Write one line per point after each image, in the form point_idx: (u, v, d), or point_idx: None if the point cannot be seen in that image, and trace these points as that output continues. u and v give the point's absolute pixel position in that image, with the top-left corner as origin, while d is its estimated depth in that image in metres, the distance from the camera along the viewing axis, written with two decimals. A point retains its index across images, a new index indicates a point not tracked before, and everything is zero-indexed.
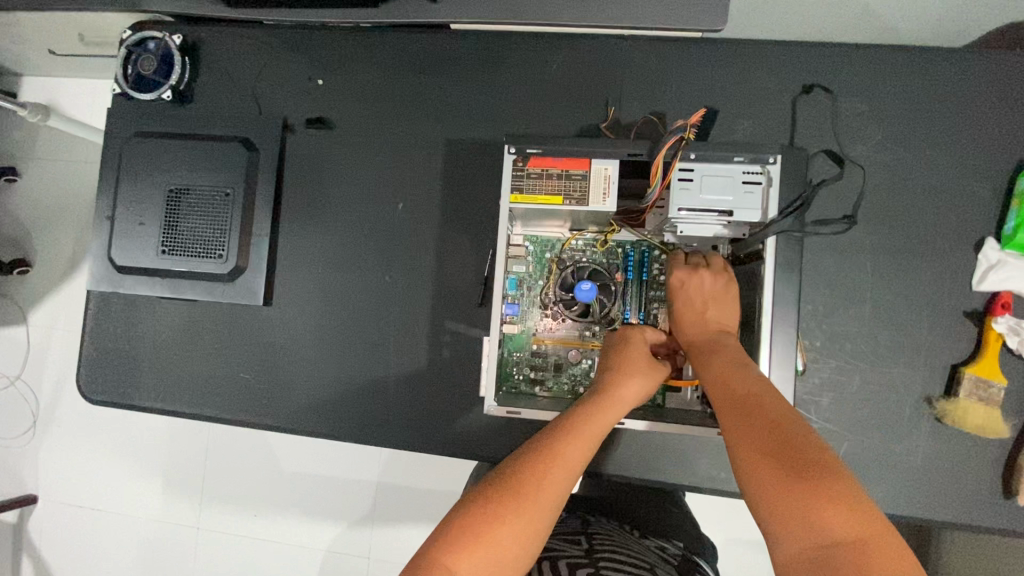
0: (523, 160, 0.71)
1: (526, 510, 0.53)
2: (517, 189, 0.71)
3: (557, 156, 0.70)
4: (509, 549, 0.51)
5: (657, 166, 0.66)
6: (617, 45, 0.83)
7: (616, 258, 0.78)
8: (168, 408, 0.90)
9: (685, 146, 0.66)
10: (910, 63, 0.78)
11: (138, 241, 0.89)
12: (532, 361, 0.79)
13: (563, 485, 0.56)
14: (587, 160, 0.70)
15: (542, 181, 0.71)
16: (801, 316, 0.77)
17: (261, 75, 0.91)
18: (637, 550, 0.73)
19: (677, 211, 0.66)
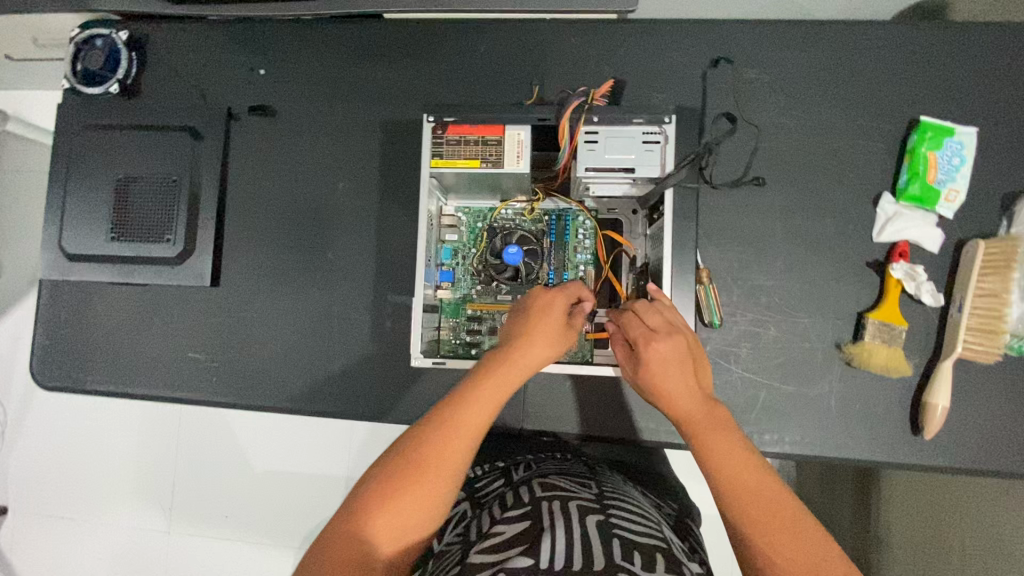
0: (442, 128, 0.79)
1: (437, 468, 0.58)
2: (437, 155, 0.78)
3: (473, 123, 0.78)
4: (420, 500, 0.57)
5: (562, 128, 0.77)
6: (540, 28, 0.88)
7: (543, 224, 0.86)
8: (122, 390, 0.92)
9: (586, 111, 0.77)
10: (808, 35, 0.84)
11: (89, 229, 0.92)
12: (468, 325, 0.85)
13: (468, 443, 0.60)
14: (500, 126, 0.78)
15: (461, 147, 0.78)
16: (718, 272, 0.82)
17: (205, 67, 0.95)
18: (643, 505, 0.79)
19: (586, 168, 0.75)
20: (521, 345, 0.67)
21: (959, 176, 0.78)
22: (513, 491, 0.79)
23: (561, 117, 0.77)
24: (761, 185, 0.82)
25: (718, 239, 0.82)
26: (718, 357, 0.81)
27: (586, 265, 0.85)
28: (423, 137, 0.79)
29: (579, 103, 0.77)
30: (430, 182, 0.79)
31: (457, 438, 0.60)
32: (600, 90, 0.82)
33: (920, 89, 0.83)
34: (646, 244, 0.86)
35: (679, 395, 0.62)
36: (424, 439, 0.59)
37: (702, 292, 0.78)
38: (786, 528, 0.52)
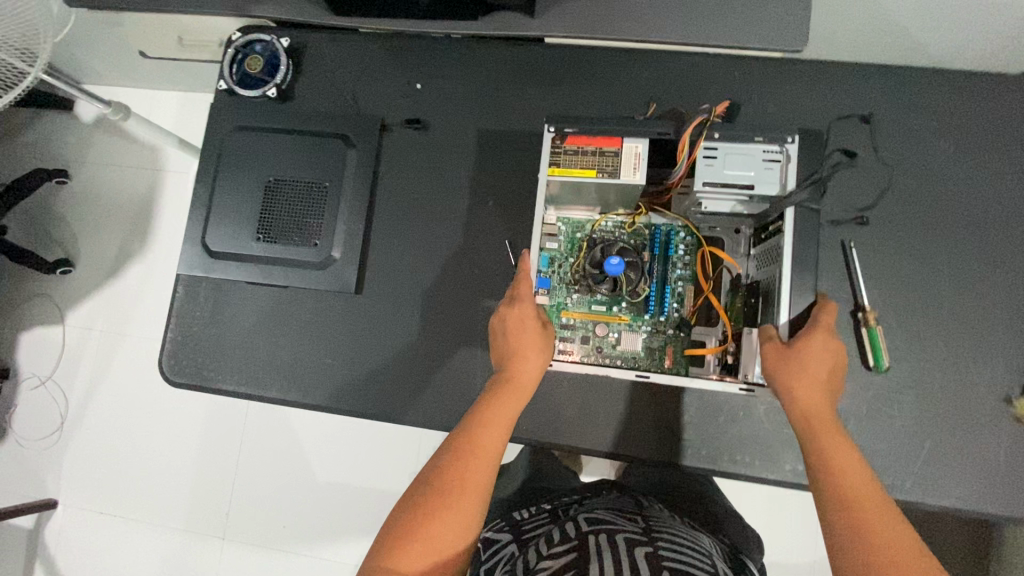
0: (561, 138, 0.72)
1: (472, 459, 0.65)
2: (554, 164, 0.72)
3: (592, 134, 0.71)
4: (468, 487, 0.63)
5: (681, 144, 0.69)
6: (703, 60, 0.89)
7: (644, 238, 0.82)
8: (251, 391, 0.91)
9: (708, 126, 0.70)
10: (977, 87, 0.84)
11: (235, 228, 0.92)
12: (561, 333, 0.83)
13: (495, 443, 0.67)
14: (619, 139, 0.71)
15: (576, 157, 0.72)
16: (883, 315, 0.80)
17: (361, 77, 0.96)
18: (693, 536, 0.80)
19: (703, 185, 0.68)
20: (517, 360, 0.73)
21: None
22: (556, 526, 0.81)
23: (681, 132, 0.70)
24: (865, 225, 0.82)
25: (883, 282, 0.81)
26: (881, 403, 0.79)
27: (687, 279, 0.81)
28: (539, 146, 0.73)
29: (702, 118, 0.70)
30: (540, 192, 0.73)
31: (480, 445, 0.66)
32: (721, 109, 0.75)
33: None
34: (750, 265, 0.80)
35: (808, 396, 0.66)
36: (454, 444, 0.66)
37: (869, 333, 0.77)
38: (878, 529, 0.56)
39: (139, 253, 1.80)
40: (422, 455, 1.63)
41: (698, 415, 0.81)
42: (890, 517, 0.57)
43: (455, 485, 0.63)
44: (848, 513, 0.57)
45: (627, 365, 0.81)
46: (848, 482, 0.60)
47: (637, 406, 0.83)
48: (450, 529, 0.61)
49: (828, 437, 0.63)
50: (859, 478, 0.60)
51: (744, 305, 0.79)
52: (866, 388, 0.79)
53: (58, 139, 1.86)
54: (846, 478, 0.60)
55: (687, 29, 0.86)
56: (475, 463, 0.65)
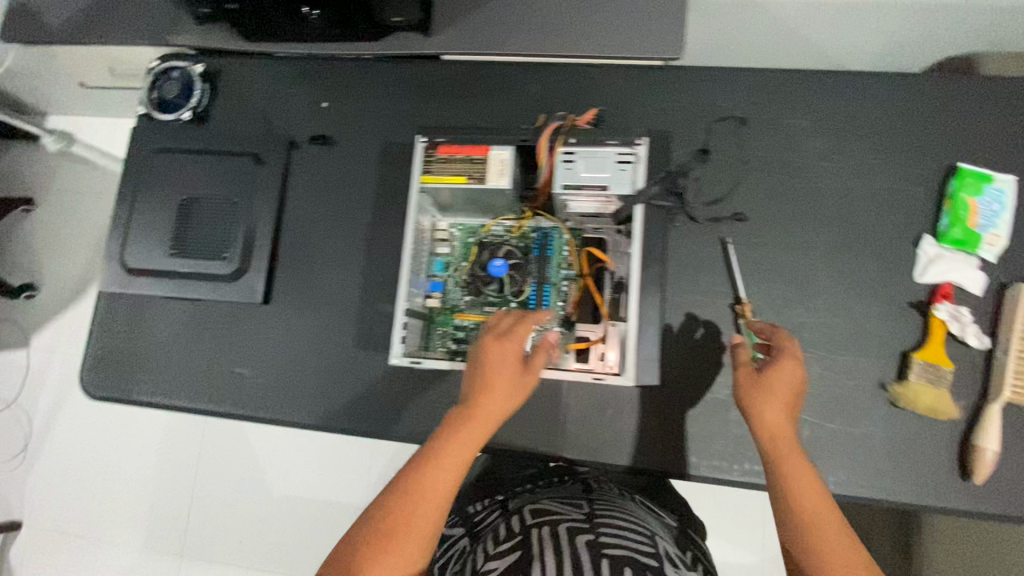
0: (433, 147, 0.77)
1: (437, 479, 0.65)
2: (426, 171, 0.76)
3: (461, 142, 0.75)
4: (429, 507, 0.64)
5: (540, 147, 0.73)
6: (589, 70, 0.93)
7: (530, 241, 0.85)
8: (166, 401, 0.94)
9: (565, 131, 0.74)
10: (847, 85, 0.88)
11: (151, 245, 0.96)
12: (455, 334, 0.87)
13: (447, 483, 0.65)
14: (485, 146, 0.75)
15: (447, 164, 0.76)
16: (761, 307, 0.83)
17: (271, 98, 1.01)
18: (637, 516, 0.83)
19: (563, 187, 0.71)
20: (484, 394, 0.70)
21: (999, 222, 0.80)
22: (505, 520, 0.83)
23: (539, 137, 0.74)
24: (742, 221, 0.85)
25: (760, 275, 0.84)
26: None
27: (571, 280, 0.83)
28: (414, 156, 0.77)
29: (557, 124, 0.74)
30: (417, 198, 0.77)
31: (430, 483, 0.65)
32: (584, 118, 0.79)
33: (957, 138, 0.86)
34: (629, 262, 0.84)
35: (776, 425, 0.66)
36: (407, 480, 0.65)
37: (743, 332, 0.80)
38: (840, 561, 0.60)
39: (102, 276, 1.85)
40: (376, 465, 1.65)
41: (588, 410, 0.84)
42: (850, 545, 0.61)
43: (401, 524, 0.63)
44: (817, 547, 0.60)
45: None
46: (817, 513, 0.62)
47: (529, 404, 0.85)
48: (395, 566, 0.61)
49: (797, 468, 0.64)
50: (821, 505, 0.63)
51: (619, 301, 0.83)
52: None
53: (24, 169, 1.93)
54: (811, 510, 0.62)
55: (569, 42, 0.91)
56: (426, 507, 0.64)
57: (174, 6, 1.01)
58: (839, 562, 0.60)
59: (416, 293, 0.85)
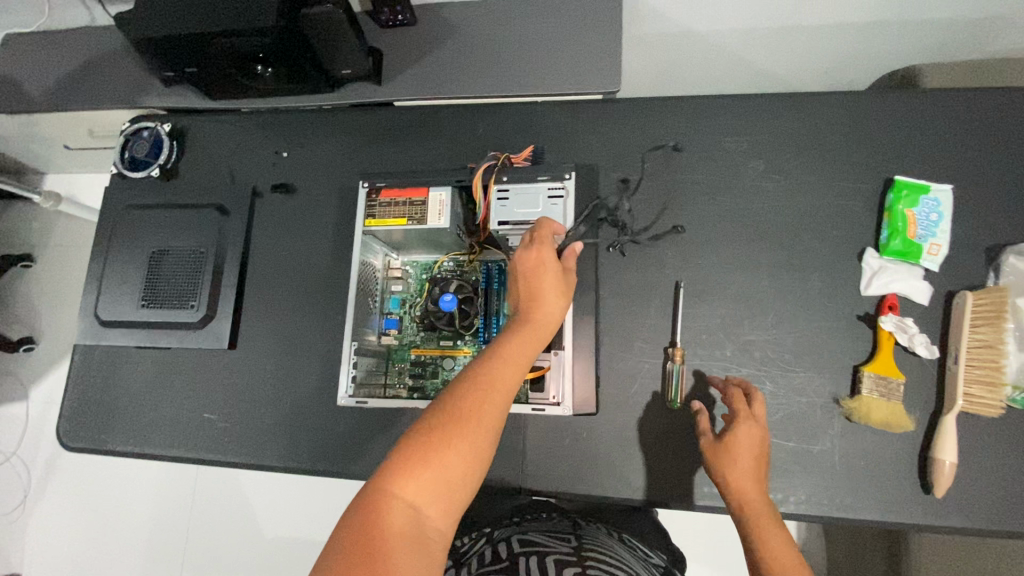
0: (376, 192, 0.80)
1: (466, 433, 0.55)
2: (369, 215, 0.79)
3: (402, 186, 0.79)
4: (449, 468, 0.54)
5: (475, 186, 0.76)
6: (533, 107, 0.97)
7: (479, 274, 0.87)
8: (139, 448, 0.96)
9: (498, 170, 0.77)
10: (782, 106, 0.90)
11: (123, 297, 1.00)
12: (412, 370, 0.88)
13: (488, 428, 0.57)
14: (425, 188, 0.78)
15: (391, 208, 0.79)
16: (710, 328, 0.84)
17: (236, 151, 1.06)
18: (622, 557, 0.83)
19: (500, 224, 0.74)
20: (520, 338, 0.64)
21: (939, 231, 0.81)
22: (493, 546, 0.83)
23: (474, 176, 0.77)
24: (687, 244, 0.87)
25: (707, 297, 0.85)
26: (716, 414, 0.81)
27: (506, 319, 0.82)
28: (358, 200, 0.80)
29: (490, 163, 0.77)
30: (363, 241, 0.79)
31: (466, 428, 0.56)
32: (512, 157, 0.84)
33: (893, 151, 0.87)
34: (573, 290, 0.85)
35: (744, 481, 0.68)
36: (437, 425, 0.55)
37: (673, 370, 0.81)
38: None
39: None
40: None
41: (546, 440, 0.84)
42: None
43: (427, 466, 0.53)
44: None
45: None
46: None
47: None
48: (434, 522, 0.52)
49: (767, 524, 0.65)
50: None
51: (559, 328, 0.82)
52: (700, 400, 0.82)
53: (24, 226, 2.01)
54: (778, 562, 0.61)
55: (512, 82, 0.95)
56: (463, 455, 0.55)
57: (142, 71, 1.07)
58: None
59: (370, 332, 0.87)
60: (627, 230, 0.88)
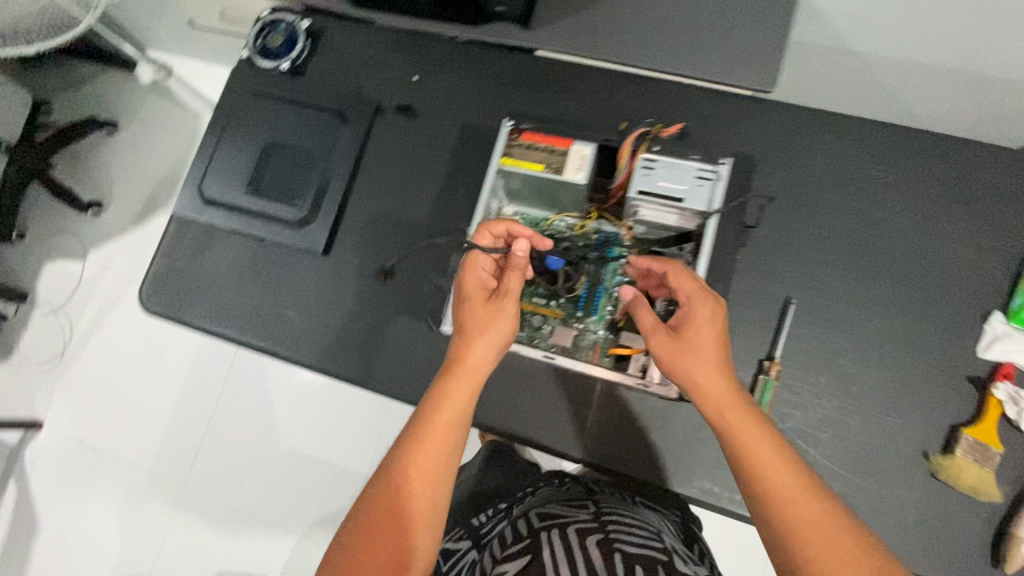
0: (518, 132, 0.78)
1: (412, 483, 0.67)
2: (506, 155, 0.77)
3: (546, 133, 0.77)
4: (408, 517, 0.66)
5: (622, 150, 0.74)
6: (677, 89, 0.94)
7: (590, 241, 0.86)
8: (217, 327, 0.99)
9: (648, 139, 0.74)
10: (940, 147, 0.86)
11: (229, 179, 1.01)
12: None
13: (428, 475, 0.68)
14: (569, 140, 0.76)
15: (530, 151, 0.77)
16: (811, 351, 0.82)
17: (366, 63, 1.04)
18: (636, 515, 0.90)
19: (639, 193, 0.72)
20: (464, 382, 0.72)
21: None
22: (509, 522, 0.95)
23: (624, 141, 0.75)
24: (806, 264, 0.84)
25: (816, 320, 0.83)
26: (798, 437, 0.80)
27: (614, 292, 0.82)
28: (498, 137, 0.79)
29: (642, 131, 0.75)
30: (494, 178, 0.78)
31: (412, 482, 0.67)
32: (664, 131, 0.79)
33: None
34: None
35: (711, 382, 0.68)
36: (386, 490, 0.67)
37: (766, 383, 0.79)
38: (819, 534, 0.59)
39: (164, 207, 1.94)
40: (383, 437, 1.67)
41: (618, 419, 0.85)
42: (826, 509, 0.60)
43: (381, 530, 0.65)
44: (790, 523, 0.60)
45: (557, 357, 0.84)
46: (780, 479, 0.62)
47: (560, 400, 0.87)
48: (419, 533, 0.67)
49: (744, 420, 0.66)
50: (782, 471, 0.62)
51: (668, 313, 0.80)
52: (784, 420, 0.80)
53: (114, 95, 2.04)
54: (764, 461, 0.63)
55: (665, 56, 0.92)
56: (422, 485, 0.67)
57: None
58: (825, 541, 0.58)
59: None
60: (749, 236, 0.86)
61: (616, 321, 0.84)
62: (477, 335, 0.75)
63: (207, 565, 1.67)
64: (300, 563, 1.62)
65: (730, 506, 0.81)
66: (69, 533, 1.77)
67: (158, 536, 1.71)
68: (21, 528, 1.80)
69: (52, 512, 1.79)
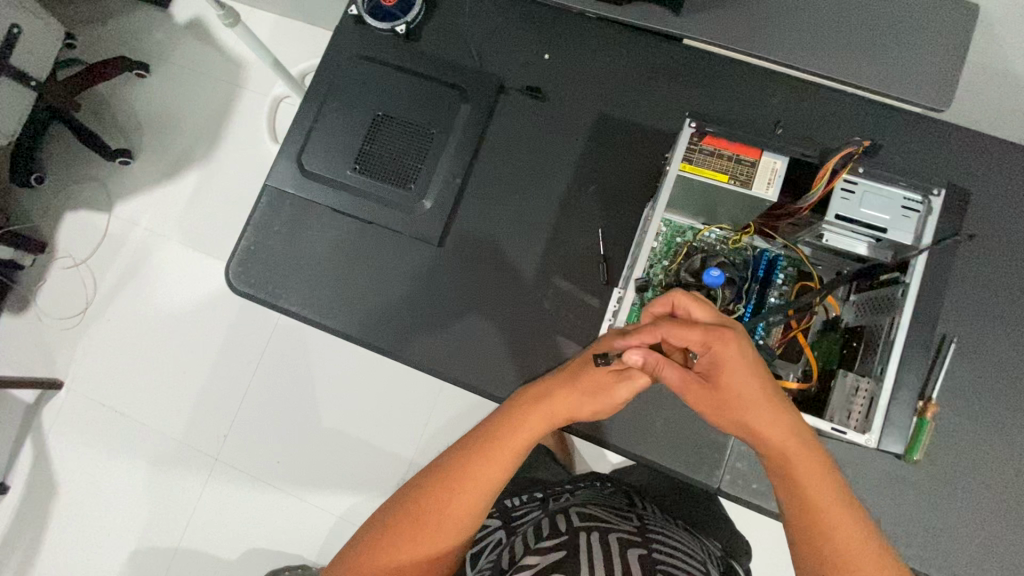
0: (698, 135, 0.71)
1: (456, 491, 0.63)
2: (687, 159, 0.70)
3: (733, 139, 0.69)
4: (446, 520, 0.63)
5: (824, 169, 0.67)
6: (839, 97, 0.87)
7: (745, 257, 0.80)
8: (313, 315, 0.91)
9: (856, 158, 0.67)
10: None
11: (333, 152, 0.91)
12: None
13: (478, 491, 0.64)
14: (759, 150, 0.69)
15: (712, 159, 0.70)
16: (970, 392, 0.78)
17: (490, 35, 0.95)
18: (686, 544, 0.77)
19: (835, 217, 0.66)
20: (538, 414, 0.67)
21: None
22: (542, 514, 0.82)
23: (825, 158, 0.68)
24: (970, 300, 0.80)
25: (976, 360, 0.79)
26: (947, 481, 0.77)
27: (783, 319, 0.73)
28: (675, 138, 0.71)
29: (852, 148, 0.67)
30: (668, 184, 0.70)
31: (461, 490, 0.63)
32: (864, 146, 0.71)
33: None
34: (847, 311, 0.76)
35: (764, 425, 0.61)
36: (430, 485, 0.65)
37: (920, 424, 0.74)
38: None
39: (200, 162, 1.80)
40: (430, 424, 1.61)
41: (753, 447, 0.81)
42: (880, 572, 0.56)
43: (420, 524, 0.63)
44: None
45: None
46: (843, 540, 0.57)
47: (692, 421, 0.83)
48: (448, 537, 0.63)
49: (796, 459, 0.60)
50: (849, 530, 0.57)
51: (840, 347, 0.74)
52: (935, 462, 0.77)
53: (148, 34, 1.87)
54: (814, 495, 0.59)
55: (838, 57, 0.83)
56: (469, 499, 0.63)
57: None
58: None
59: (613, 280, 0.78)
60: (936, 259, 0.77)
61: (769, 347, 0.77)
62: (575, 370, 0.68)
63: (238, 542, 1.61)
64: (338, 546, 1.57)
65: None
66: (91, 500, 1.70)
67: (187, 508, 1.65)
68: (38, 491, 1.71)
69: (71, 477, 1.71)
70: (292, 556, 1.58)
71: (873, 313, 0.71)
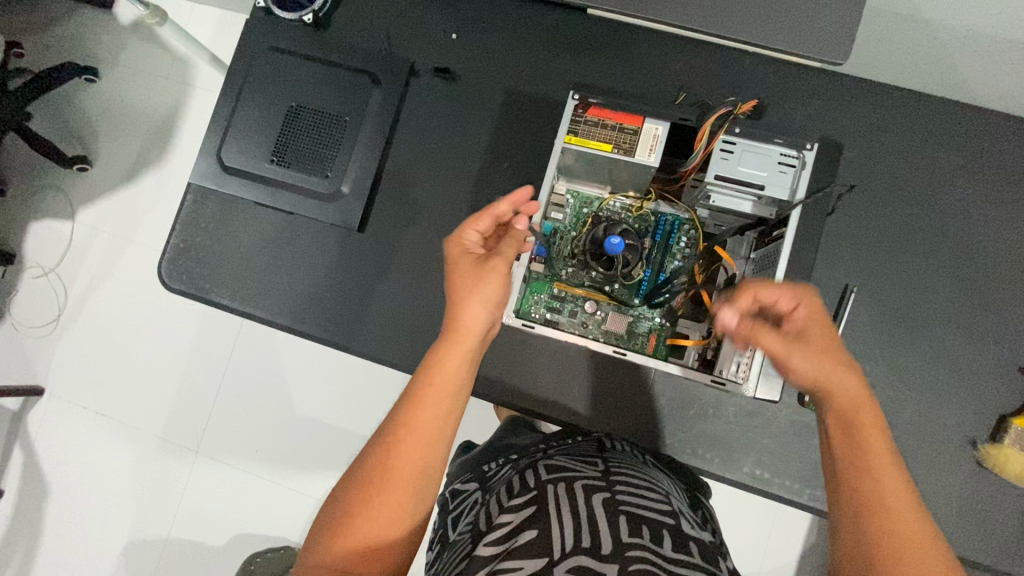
0: (583, 108, 0.74)
1: (408, 432, 0.59)
2: (572, 131, 0.73)
3: (614, 108, 0.72)
4: (409, 465, 0.58)
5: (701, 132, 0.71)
6: (741, 57, 0.87)
7: (651, 223, 0.81)
8: (247, 307, 0.94)
9: (731, 119, 0.71)
10: (1011, 130, 0.83)
11: (251, 145, 0.92)
12: (550, 303, 0.82)
13: (431, 428, 0.59)
14: (640, 117, 0.71)
15: (598, 129, 0.73)
16: (869, 340, 0.82)
17: (400, 19, 0.95)
18: (652, 474, 0.76)
19: (715, 177, 0.70)
20: (453, 349, 0.64)
21: None
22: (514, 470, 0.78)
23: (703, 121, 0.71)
24: (868, 250, 0.83)
25: (875, 309, 0.82)
26: None
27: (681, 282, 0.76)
28: (562, 113, 0.75)
29: (726, 110, 0.71)
30: (557, 156, 0.74)
31: (414, 434, 0.59)
32: (745, 107, 0.75)
33: None
34: (747, 267, 0.80)
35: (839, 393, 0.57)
36: (381, 438, 0.59)
37: None
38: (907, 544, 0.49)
39: (157, 164, 1.81)
40: None
41: (669, 404, 0.86)
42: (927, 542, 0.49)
43: (382, 476, 0.57)
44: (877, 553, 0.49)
45: (611, 342, 0.81)
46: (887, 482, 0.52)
47: (608, 385, 0.87)
48: (417, 483, 0.58)
49: (862, 425, 0.56)
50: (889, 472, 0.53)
51: None
52: None
53: (94, 38, 1.86)
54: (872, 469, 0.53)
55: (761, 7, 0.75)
56: (422, 439, 0.59)
57: None
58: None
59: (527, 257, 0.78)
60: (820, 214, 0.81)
61: (673, 308, 0.81)
62: (465, 292, 0.67)
63: (225, 529, 1.68)
64: None
65: (781, 491, 0.84)
66: (82, 497, 1.76)
67: (172, 500, 1.71)
68: (31, 492, 1.78)
69: (61, 478, 1.77)
70: (277, 538, 1.65)
71: (763, 269, 0.74)
